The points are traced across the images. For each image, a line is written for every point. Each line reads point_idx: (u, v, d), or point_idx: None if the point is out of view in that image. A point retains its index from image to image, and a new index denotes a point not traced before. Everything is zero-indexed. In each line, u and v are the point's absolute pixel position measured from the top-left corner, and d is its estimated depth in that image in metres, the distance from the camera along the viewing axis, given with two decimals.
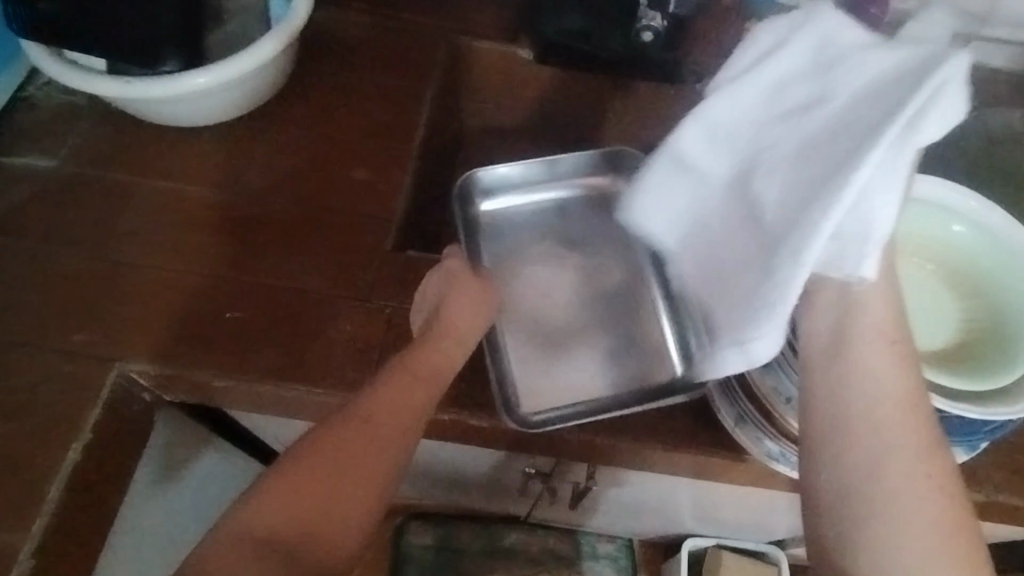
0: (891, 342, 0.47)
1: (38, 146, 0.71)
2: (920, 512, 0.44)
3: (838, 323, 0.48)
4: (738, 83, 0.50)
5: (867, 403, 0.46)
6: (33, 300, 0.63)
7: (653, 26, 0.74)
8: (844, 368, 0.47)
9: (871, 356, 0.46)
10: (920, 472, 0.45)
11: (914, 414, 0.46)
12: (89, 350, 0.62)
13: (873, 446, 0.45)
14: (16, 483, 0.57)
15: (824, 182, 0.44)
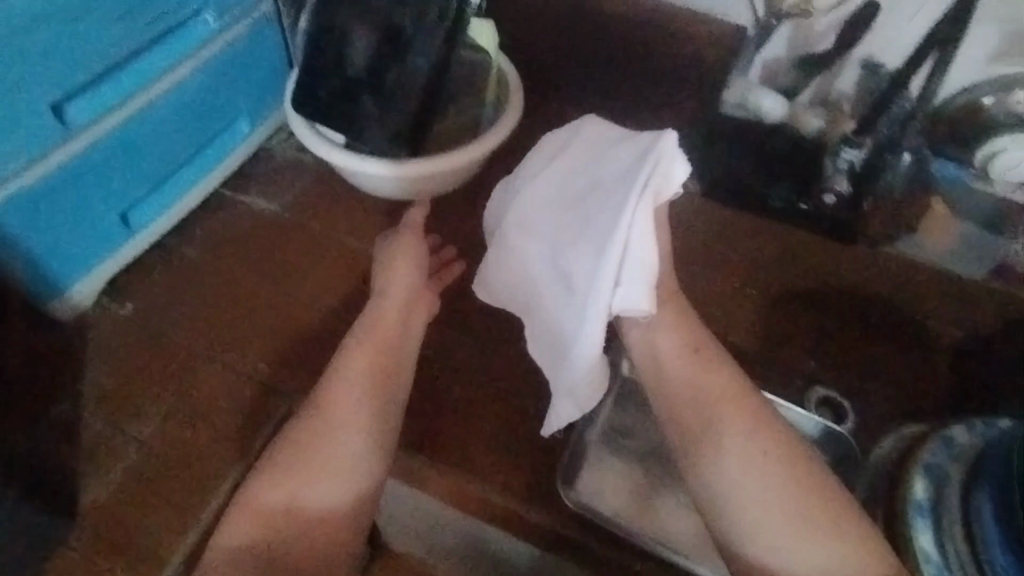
0: (679, 332, 0.53)
1: (268, 192, 0.82)
2: (765, 489, 0.47)
3: (653, 348, 0.53)
4: (540, 173, 0.59)
5: (680, 385, 0.51)
6: (234, 324, 0.72)
7: (837, 190, 0.79)
8: (680, 396, 0.51)
9: (678, 363, 0.52)
10: (750, 449, 0.48)
11: (727, 398, 0.50)
12: (264, 378, 0.69)
13: (720, 421, 0.49)
14: (183, 487, 0.64)
15: (590, 244, 0.53)
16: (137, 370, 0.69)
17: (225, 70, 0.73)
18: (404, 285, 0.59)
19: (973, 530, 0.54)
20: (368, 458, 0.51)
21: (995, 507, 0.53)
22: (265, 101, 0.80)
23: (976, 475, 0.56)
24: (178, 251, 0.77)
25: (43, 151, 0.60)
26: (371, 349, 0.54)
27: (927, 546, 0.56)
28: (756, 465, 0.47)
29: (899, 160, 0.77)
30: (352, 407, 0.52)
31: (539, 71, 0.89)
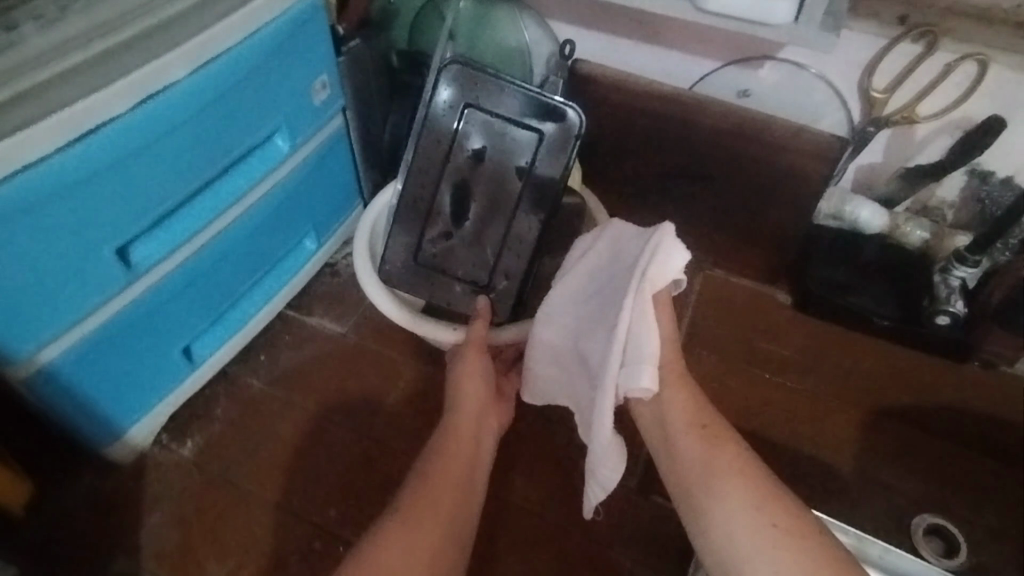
0: (704, 429, 0.51)
1: (336, 313, 0.78)
2: (761, 546, 0.44)
3: (665, 427, 0.53)
4: (570, 272, 0.61)
5: (684, 460, 0.50)
6: (304, 461, 0.68)
7: (953, 311, 0.72)
8: (686, 469, 0.50)
9: (686, 438, 0.51)
10: (752, 518, 0.45)
11: (726, 462, 0.48)
12: (338, 523, 0.65)
13: (723, 487, 0.47)
14: None
15: (606, 333, 0.54)
16: (201, 520, 0.64)
17: (293, 192, 0.70)
18: (474, 394, 0.59)
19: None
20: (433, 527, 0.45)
21: None
22: (329, 218, 0.78)
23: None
24: (243, 381, 0.73)
25: (108, 297, 0.55)
26: (443, 440, 0.53)
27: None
28: (758, 532, 0.44)
29: None
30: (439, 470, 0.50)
31: (612, 181, 0.85)
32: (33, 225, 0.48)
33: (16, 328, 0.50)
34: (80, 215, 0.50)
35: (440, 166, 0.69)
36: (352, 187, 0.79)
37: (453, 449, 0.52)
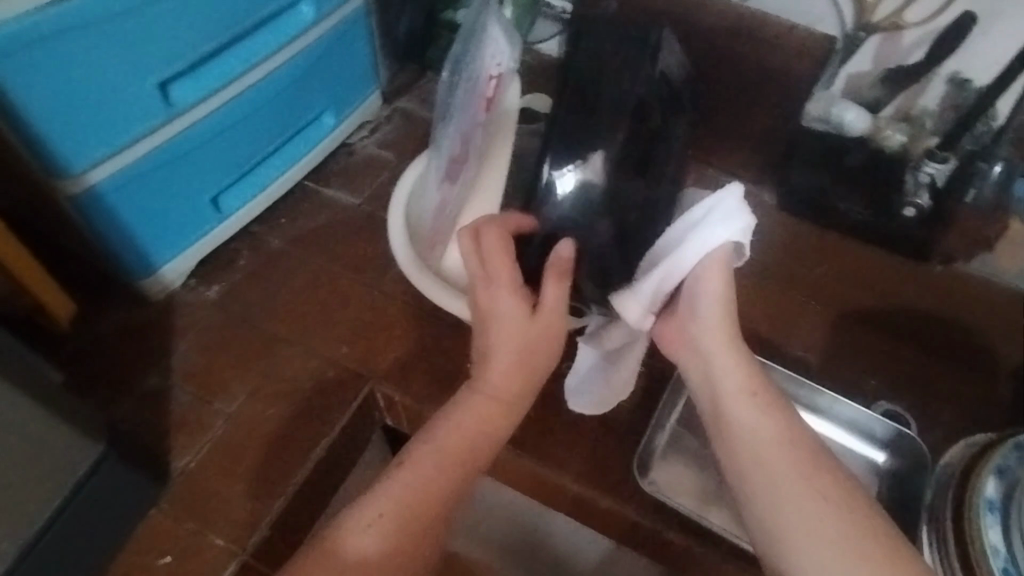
0: (753, 392, 0.55)
1: (350, 185, 0.83)
2: (814, 520, 0.48)
3: (716, 389, 0.56)
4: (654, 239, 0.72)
5: (735, 423, 0.54)
6: (316, 308, 0.75)
7: (918, 204, 0.79)
8: (742, 437, 0.53)
9: (737, 399, 0.55)
10: (800, 488, 0.50)
11: (781, 431, 0.53)
12: (348, 361, 0.72)
13: (778, 460, 0.51)
14: (269, 457, 0.67)
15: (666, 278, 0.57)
16: (225, 349, 0.72)
17: (318, 61, 0.75)
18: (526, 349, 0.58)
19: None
20: (392, 540, 0.51)
21: None
22: (352, 96, 0.82)
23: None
24: (263, 238, 0.79)
25: (151, 128, 0.63)
26: (422, 451, 0.54)
27: (995, 540, 0.60)
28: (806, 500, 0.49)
29: (990, 170, 0.76)
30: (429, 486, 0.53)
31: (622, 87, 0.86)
32: (69, 54, 0.56)
33: (68, 142, 0.59)
34: (120, 44, 0.58)
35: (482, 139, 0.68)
36: (371, 67, 0.83)
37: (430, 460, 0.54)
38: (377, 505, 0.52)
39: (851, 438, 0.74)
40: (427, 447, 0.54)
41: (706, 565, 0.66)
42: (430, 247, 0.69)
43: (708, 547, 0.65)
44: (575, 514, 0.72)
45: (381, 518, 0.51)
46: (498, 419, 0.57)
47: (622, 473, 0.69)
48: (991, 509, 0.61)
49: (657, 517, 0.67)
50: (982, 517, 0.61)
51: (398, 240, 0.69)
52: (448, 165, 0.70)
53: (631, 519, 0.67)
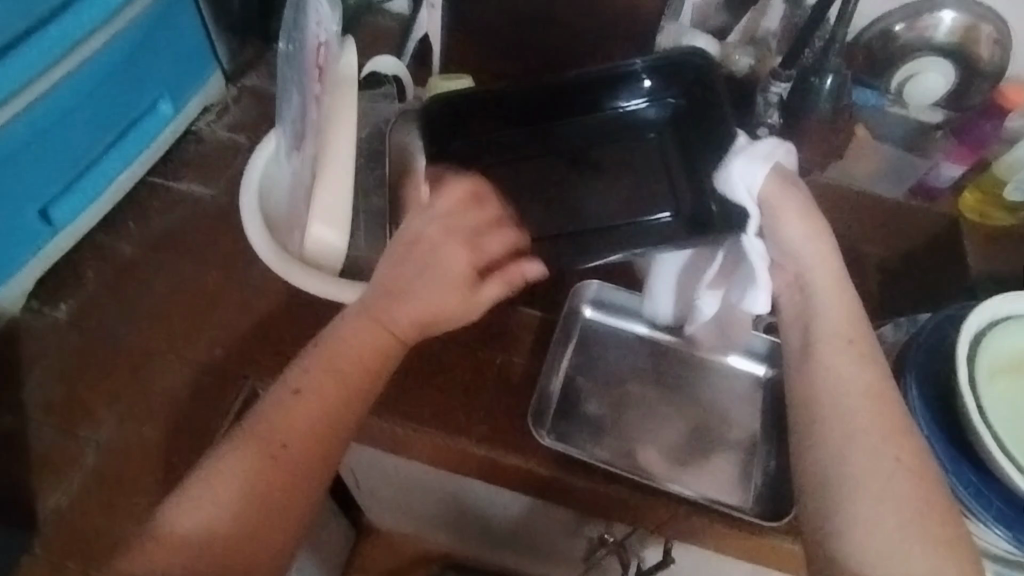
0: (880, 394, 0.50)
1: (203, 176, 0.78)
2: (884, 498, 0.46)
3: (837, 376, 0.51)
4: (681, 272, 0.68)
5: (831, 388, 0.51)
6: (181, 311, 0.70)
7: (769, 123, 0.79)
8: (860, 407, 0.50)
9: (848, 362, 0.51)
10: (874, 440, 0.48)
11: (872, 400, 0.50)
12: (222, 364, 0.67)
13: (848, 426, 0.49)
14: (149, 479, 0.63)
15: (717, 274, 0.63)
16: (85, 371, 0.67)
17: (138, 45, 0.68)
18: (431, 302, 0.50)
19: (902, 412, 0.61)
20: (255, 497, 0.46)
21: (922, 398, 0.60)
22: (186, 79, 0.76)
23: (903, 363, 0.63)
24: (112, 246, 0.73)
25: None
26: (321, 373, 0.49)
27: None
28: (877, 459, 0.48)
29: (823, 82, 0.76)
30: (315, 418, 0.48)
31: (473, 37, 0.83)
32: None
33: None
34: None
35: (321, 116, 0.62)
36: (203, 46, 0.77)
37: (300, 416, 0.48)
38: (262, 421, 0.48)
39: (735, 357, 0.75)
40: (315, 370, 0.49)
41: (614, 503, 0.68)
42: (288, 231, 0.66)
43: (612, 484, 0.67)
44: (481, 476, 0.72)
45: (282, 452, 0.47)
46: (387, 346, 0.51)
47: (522, 428, 0.69)
48: None
49: (561, 466, 0.67)
50: None
51: (254, 228, 0.65)
52: (290, 141, 0.66)
53: (536, 472, 0.67)
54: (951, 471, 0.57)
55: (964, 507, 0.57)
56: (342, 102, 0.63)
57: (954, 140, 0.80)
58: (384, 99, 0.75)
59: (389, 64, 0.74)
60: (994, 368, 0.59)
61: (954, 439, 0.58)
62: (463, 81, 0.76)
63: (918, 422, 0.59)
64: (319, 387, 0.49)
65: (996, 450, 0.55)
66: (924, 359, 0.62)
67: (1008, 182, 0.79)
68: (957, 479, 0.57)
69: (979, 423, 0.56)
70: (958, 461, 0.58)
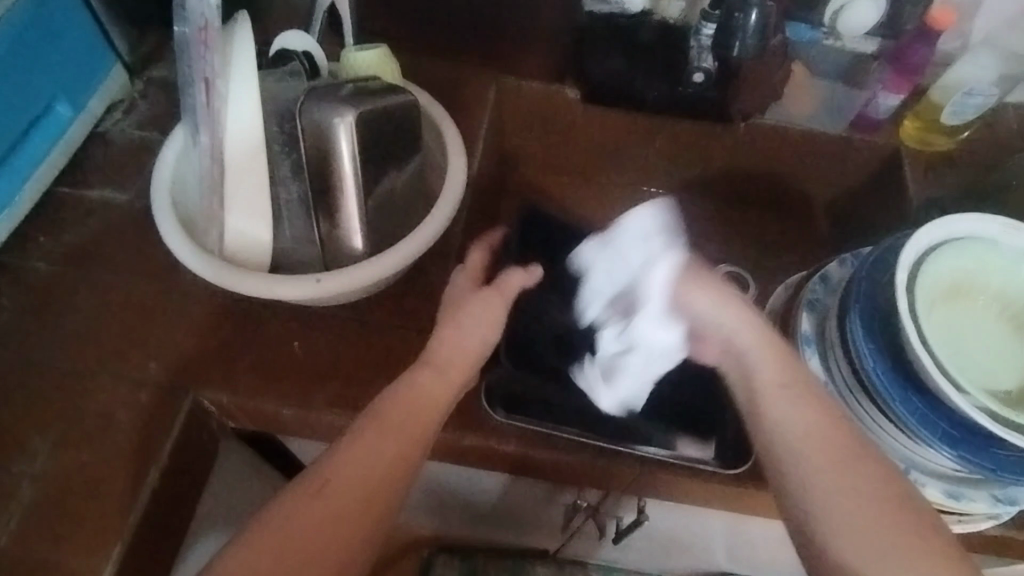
0: (794, 389, 0.54)
1: (116, 180, 0.73)
2: (852, 514, 0.49)
3: (792, 426, 0.52)
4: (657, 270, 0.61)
5: (786, 433, 0.52)
6: (106, 325, 0.66)
7: (705, 68, 0.75)
8: (804, 452, 0.51)
9: (780, 400, 0.54)
10: (842, 485, 0.49)
11: (831, 423, 0.52)
12: (159, 377, 0.64)
13: (810, 460, 0.51)
14: (93, 507, 0.59)
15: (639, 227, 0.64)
16: (11, 403, 0.63)
17: (22, 42, 0.63)
18: (467, 350, 0.58)
19: (849, 347, 0.61)
20: (322, 521, 0.48)
21: (866, 328, 0.60)
22: (84, 75, 0.71)
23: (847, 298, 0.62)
24: (26, 266, 0.68)
25: None
26: (382, 426, 0.52)
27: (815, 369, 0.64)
28: (848, 505, 0.49)
29: (745, 18, 0.71)
30: (383, 459, 0.51)
31: None
32: None
33: None
34: None
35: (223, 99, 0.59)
36: (98, 41, 0.72)
37: (362, 450, 0.51)
38: (325, 471, 0.49)
39: None
40: (380, 428, 0.52)
41: (580, 468, 0.67)
42: (205, 228, 0.63)
43: (576, 453, 0.65)
44: (445, 459, 0.70)
45: (327, 484, 0.49)
46: (447, 402, 0.56)
47: (479, 408, 0.67)
48: (807, 343, 0.66)
49: (522, 439, 0.66)
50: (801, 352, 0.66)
51: (169, 228, 0.62)
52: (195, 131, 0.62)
53: (498, 449, 0.66)
54: (895, 396, 0.58)
55: (908, 431, 0.58)
56: (235, 76, 0.60)
57: (889, 69, 0.78)
58: (291, 78, 0.68)
59: (300, 41, 0.72)
60: (929, 294, 0.60)
61: (900, 369, 0.58)
62: (379, 51, 0.72)
63: (860, 352, 0.59)
64: (380, 441, 0.51)
65: (936, 372, 0.55)
66: (864, 291, 0.61)
67: (944, 106, 0.78)
68: (901, 407, 0.57)
69: (919, 348, 0.56)
70: (904, 390, 0.58)
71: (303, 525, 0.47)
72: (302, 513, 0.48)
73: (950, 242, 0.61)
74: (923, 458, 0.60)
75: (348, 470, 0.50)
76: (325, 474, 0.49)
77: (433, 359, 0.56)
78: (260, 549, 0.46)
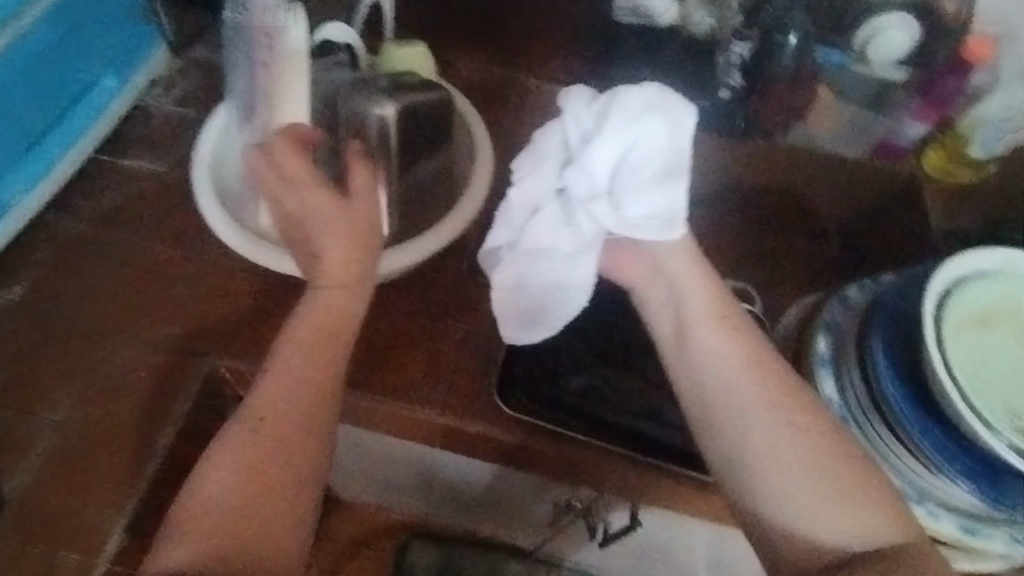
0: (725, 318, 0.52)
1: (153, 152, 0.76)
2: (803, 476, 0.48)
3: (693, 369, 0.52)
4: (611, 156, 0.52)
5: (697, 366, 0.52)
6: (132, 288, 0.69)
7: (730, 85, 0.79)
8: (704, 408, 0.51)
9: (716, 329, 0.52)
10: (792, 451, 0.49)
11: (750, 358, 0.51)
12: (178, 342, 0.67)
13: (740, 402, 0.50)
14: (111, 460, 0.63)
15: (574, 104, 0.55)
16: (39, 355, 0.66)
17: (70, 23, 0.67)
18: (343, 270, 0.56)
19: (869, 372, 0.60)
20: (265, 455, 0.49)
21: (887, 356, 0.60)
22: (129, 50, 0.75)
23: (868, 323, 0.62)
24: (62, 226, 0.72)
25: None
26: (308, 348, 0.53)
27: (829, 391, 0.62)
28: (794, 456, 0.48)
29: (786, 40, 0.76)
30: (321, 381, 0.52)
31: None
32: None
33: None
34: None
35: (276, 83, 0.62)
36: (146, 19, 0.76)
37: (304, 370, 0.52)
38: (261, 407, 0.50)
39: None
40: (308, 352, 0.52)
41: (578, 465, 0.69)
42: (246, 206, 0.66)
43: (574, 449, 0.67)
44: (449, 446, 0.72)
45: (266, 420, 0.50)
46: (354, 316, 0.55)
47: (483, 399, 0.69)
48: (823, 364, 0.63)
49: (525, 432, 0.68)
50: (818, 375, 0.63)
51: (209, 205, 0.64)
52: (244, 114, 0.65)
53: (500, 439, 0.68)
54: (915, 425, 0.57)
55: (926, 461, 0.57)
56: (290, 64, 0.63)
57: (917, 98, 0.80)
58: (336, 68, 0.72)
59: (341, 32, 0.73)
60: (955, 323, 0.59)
61: (921, 397, 0.58)
62: (417, 48, 0.76)
63: (883, 380, 0.59)
64: (304, 364, 0.52)
65: (962, 401, 0.55)
66: (889, 320, 0.61)
67: (972, 138, 0.80)
68: (921, 436, 0.56)
69: (944, 375, 0.56)
70: (925, 420, 0.57)
71: (255, 464, 0.49)
72: (243, 451, 0.49)
73: (975, 274, 0.61)
74: (940, 492, 0.58)
75: (282, 393, 0.51)
76: (265, 407, 0.50)
77: (322, 277, 0.56)
78: (216, 495, 0.48)
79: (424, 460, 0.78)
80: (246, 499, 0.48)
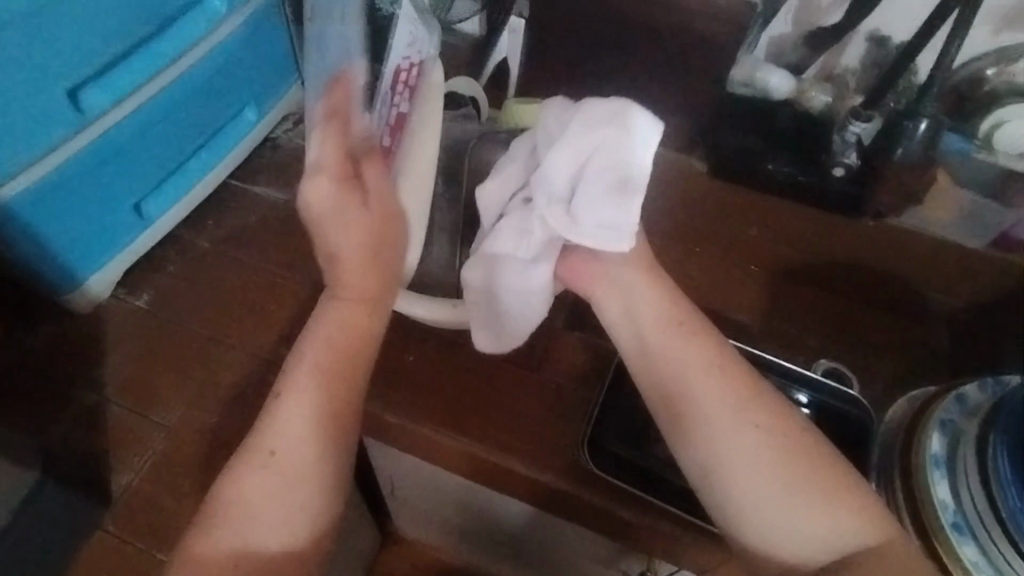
0: (683, 325, 0.52)
1: (280, 181, 0.81)
2: (774, 495, 0.48)
3: (671, 383, 0.51)
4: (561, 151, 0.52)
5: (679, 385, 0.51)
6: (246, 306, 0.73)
7: (846, 163, 0.77)
8: (683, 426, 0.50)
9: (667, 337, 0.52)
10: (763, 468, 0.48)
11: (717, 371, 0.51)
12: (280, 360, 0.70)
13: (710, 421, 0.50)
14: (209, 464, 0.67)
15: (551, 112, 0.55)
16: (158, 356, 0.71)
17: (221, 67, 0.75)
18: (355, 264, 0.53)
19: (990, 481, 0.57)
20: (285, 478, 0.50)
21: (1012, 469, 0.56)
22: (272, 87, 0.82)
23: (991, 427, 0.58)
24: (191, 241, 0.78)
25: (61, 137, 0.65)
26: (315, 367, 0.52)
27: (942, 495, 0.59)
28: (760, 475, 0.48)
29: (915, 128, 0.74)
30: (329, 397, 0.51)
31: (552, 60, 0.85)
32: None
33: None
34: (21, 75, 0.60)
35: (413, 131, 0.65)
36: (291, 61, 0.83)
37: (325, 384, 0.52)
38: (273, 440, 0.50)
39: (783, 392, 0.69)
40: (313, 368, 0.52)
41: (660, 536, 0.65)
42: None
43: (655, 518, 0.64)
44: (526, 498, 0.70)
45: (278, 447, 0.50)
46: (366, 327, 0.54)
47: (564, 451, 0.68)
48: (936, 465, 0.60)
49: (607, 494, 0.65)
50: (929, 475, 0.60)
51: None
52: None
53: (581, 496, 0.65)
54: None
55: None
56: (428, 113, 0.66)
57: None
58: (463, 120, 0.75)
59: (468, 85, 0.77)
60: None
61: None
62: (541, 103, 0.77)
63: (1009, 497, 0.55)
64: (309, 383, 0.51)
65: None
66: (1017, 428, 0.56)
67: None
68: None
69: None
70: None
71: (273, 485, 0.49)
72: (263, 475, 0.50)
73: None
74: None
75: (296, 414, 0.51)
76: (279, 433, 0.50)
77: (336, 289, 0.54)
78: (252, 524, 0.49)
79: (497, 507, 0.78)
80: (280, 519, 0.49)
